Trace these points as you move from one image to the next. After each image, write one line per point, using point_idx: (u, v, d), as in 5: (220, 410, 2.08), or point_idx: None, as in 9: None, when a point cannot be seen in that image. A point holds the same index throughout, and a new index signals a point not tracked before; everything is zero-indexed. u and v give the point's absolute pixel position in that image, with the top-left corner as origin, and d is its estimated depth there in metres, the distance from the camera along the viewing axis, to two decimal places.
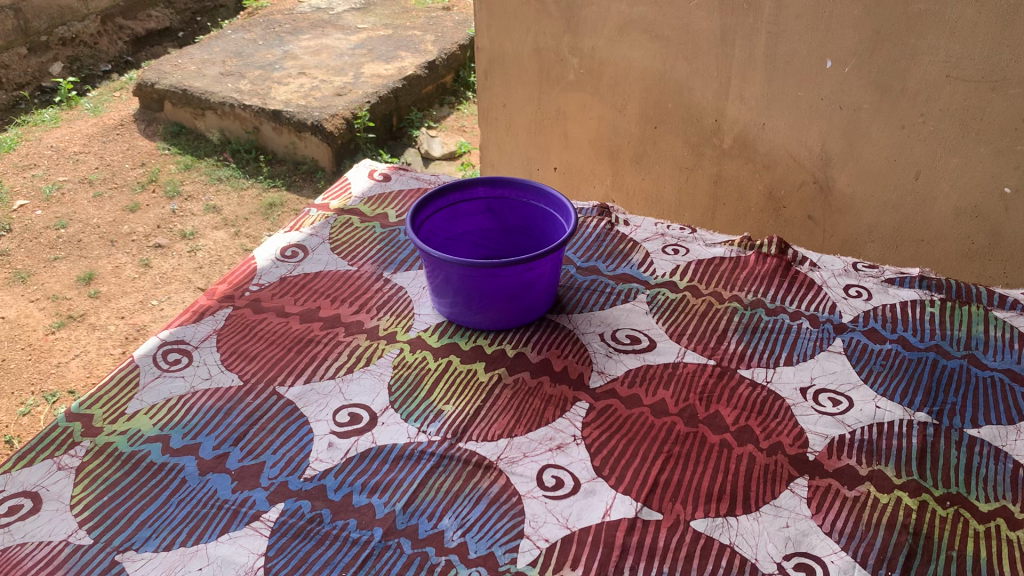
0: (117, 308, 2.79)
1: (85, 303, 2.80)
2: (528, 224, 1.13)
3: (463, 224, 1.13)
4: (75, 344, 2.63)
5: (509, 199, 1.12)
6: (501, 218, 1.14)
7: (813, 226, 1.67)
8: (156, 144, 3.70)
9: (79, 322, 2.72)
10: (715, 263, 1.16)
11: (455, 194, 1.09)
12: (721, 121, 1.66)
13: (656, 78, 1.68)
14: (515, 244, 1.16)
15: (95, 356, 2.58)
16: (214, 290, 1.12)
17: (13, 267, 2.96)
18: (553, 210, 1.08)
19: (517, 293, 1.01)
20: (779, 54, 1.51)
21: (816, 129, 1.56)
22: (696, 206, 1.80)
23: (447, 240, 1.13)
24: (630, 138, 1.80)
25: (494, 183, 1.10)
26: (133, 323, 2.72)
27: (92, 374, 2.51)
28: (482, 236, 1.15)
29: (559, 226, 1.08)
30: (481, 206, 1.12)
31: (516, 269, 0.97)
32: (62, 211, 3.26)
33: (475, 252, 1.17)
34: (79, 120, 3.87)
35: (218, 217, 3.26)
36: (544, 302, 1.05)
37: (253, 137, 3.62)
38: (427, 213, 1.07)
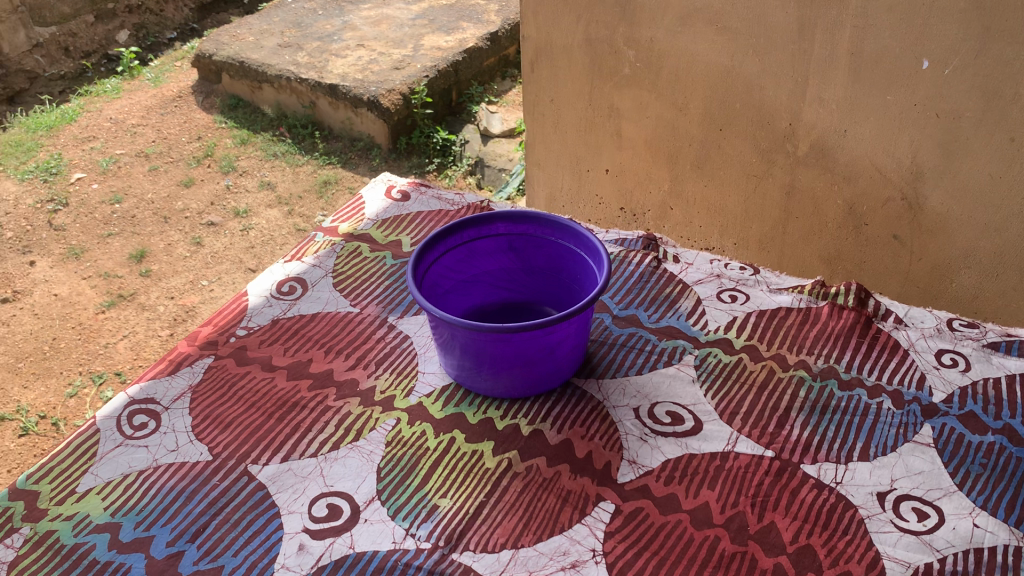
0: (166, 288, 2.70)
1: (135, 282, 2.72)
2: (556, 266, 0.96)
3: (479, 264, 0.97)
4: (124, 324, 2.56)
5: (535, 237, 0.95)
6: (524, 257, 0.97)
7: (899, 247, 1.47)
8: (213, 118, 3.60)
9: (128, 301, 2.64)
10: (781, 315, 0.97)
11: (469, 230, 0.93)
12: (796, 125, 1.45)
13: (721, 75, 1.48)
14: (541, 286, 0.99)
15: (143, 338, 2.50)
16: (197, 333, 0.99)
17: (67, 243, 2.89)
18: (583, 252, 0.91)
19: (536, 358, 0.85)
20: (866, 53, 1.30)
21: (906, 139, 1.35)
22: (764, 218, 1.60)
23: (461, 283, 0.97)
24: (691, 140, 1.60)
25: (516, 218, 0.94)
26: (182, 305, 2.63)
27: (138, 356, 2.43)
28: (503, 276, 0.99)
29: (591, 272, 0.91)
30: (501, 243, 0.96)
31: (534, 332, 0.81)
32: (118, 185, 3.18)
33: (493, 296, 1.01)
34: (140, 90, 3.80)
35: (272, 194, 3.16)
36: (569, 366, 0.89)
37: (309, 112, 3.48)
38: (436, 254, 0.91)
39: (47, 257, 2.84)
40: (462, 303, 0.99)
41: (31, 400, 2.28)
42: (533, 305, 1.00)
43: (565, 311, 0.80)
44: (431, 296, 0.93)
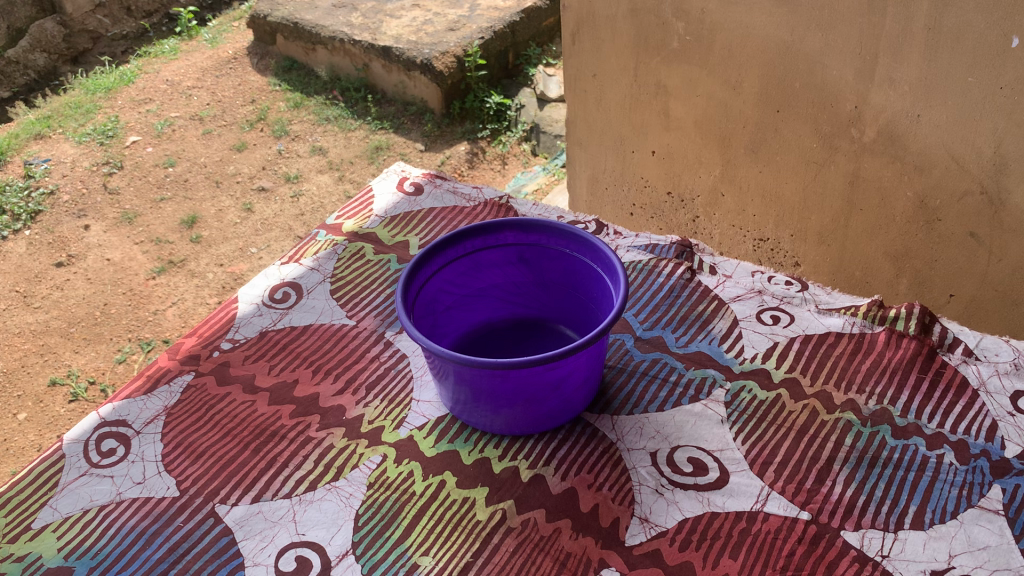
0: (216, 255, 2.61)
1: (185, 248, 2.63)
2: (571, 281, 0.85)
3: (486, 277, 0.87)
4: (174, 291, 2.47)
5: (547, 249, 0.84)
6: (536, 270, 0.87)
7: (976, 246, 1.31)
8: (267, 80, 3.46)
9: (178, 268, 2.55)
10: (829, 342, 0.85)
11: (474, 240, 0.83)
12: (862, 108, 1.30)
13: (780, 51, 1.33)
14: (555, 300, 0.89)
15: (191, 305, 2.41)
16: (180, 345, 0.91)
17: (119, 207, 2.80)
18: (599, 269, 0.80)
19: (540, 395, 0.74)
20: (946, 28, 1.14)
21: (989, 126, 1.19)
22: (824, 209, 1.45)
23: (465, 297, 0.87)
24: (745, 122, 1.45)
25: (525, 227, 0.83)
26: (231, 272, 2.54)
27: (186, 324, 2.35)
28: (514, 290, 0.89)
29: (608, 292, 0.80)
30: (509, 254, 0.85)
31: (534, 369, 0.70)
32: (171, 148, 3.09)
33: (504, 311, 0.91)
34: (197, 51, 3.70)
35: (323, 159, 3.00)
36: (580, 400, 0.78)
37: (363, 74, 3.28)
38: (433, 267, 0.81)
39: (100, 221, 2.75)
40: (467, 318, 0.89)
41: (81, 365, 2.24)
42: (547, 322, 0.90)
43: (569, 347, 0.69)
44: (428, 314, 0.83)
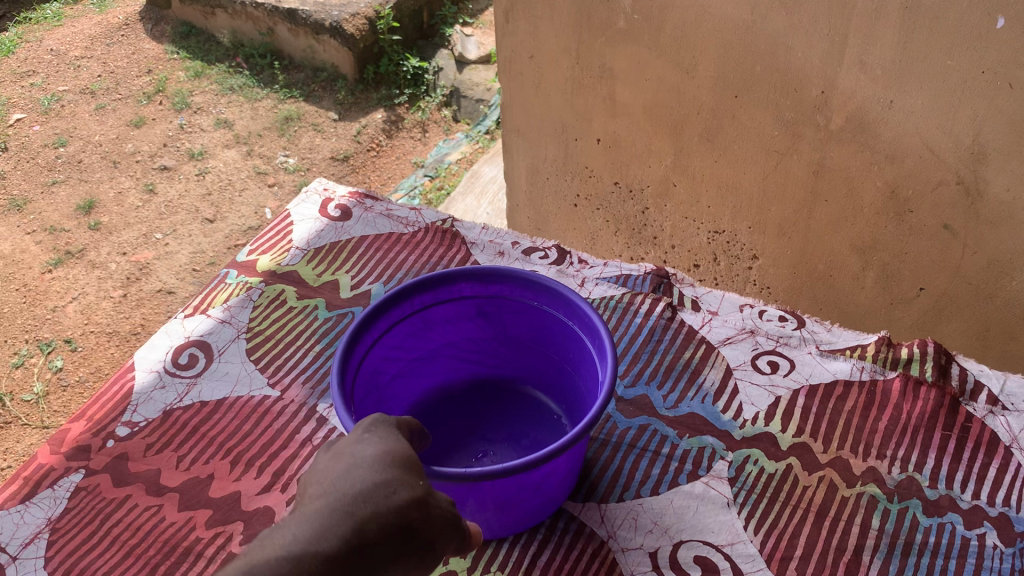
0: (118, 242, 2.29)
1: (84, 237, 2.32)
2: (539, 336, 0.74)
3: (437, 335, 0.74)
4: (73, 285, 2.18)
5: (510, 301, 0.72)
6: (497, 324, 0.75)
7: (950, 239, 1.21)
8: (163, 47, 3.10)
9: (77, 259, 2.25)
10: (838, 394, 0.74)
11: (424, 295, 0.70)
12: (829, 93, 1.18)
13: (737, 32, 1.20)
14: (518, 356, 0.78)
15: (94, 300, 2.13)
16: (63, 433, 0.76)
17: (7, 193, 2.49)
18: (575, 326, 0.68)
19: (516, 497, 0.61)
20: (925, 7, 1.02)
21: (968, 113, 1.08)
22: (786, 199, 1.34)
23: (416, 361, 0.75)
24: (698, 108, 1.33)
25: (484, 277, 0.70)
26: (135, 262, 2.23)
27: (89, 321, 2.08)
28: (470, 346, 0.77)
29: (588, 355, 0.68)
30: (464, 307, 0.73)
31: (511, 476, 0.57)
32: (62, 126, 2.76)
33: (459, 370, 0.79)
34: (84, 17, 3.36)
35: (229, 133, 2.69)
36: (562, 492, 0.65)
37: (267, 39, 2.98)
38: (377, 333, 0.68)
39: None
40: (419, 383, 0.77)
41: None
42: (512, 380, 0.80)
43: (554, 445, 0.56)
44: (374, 388, 0.70)
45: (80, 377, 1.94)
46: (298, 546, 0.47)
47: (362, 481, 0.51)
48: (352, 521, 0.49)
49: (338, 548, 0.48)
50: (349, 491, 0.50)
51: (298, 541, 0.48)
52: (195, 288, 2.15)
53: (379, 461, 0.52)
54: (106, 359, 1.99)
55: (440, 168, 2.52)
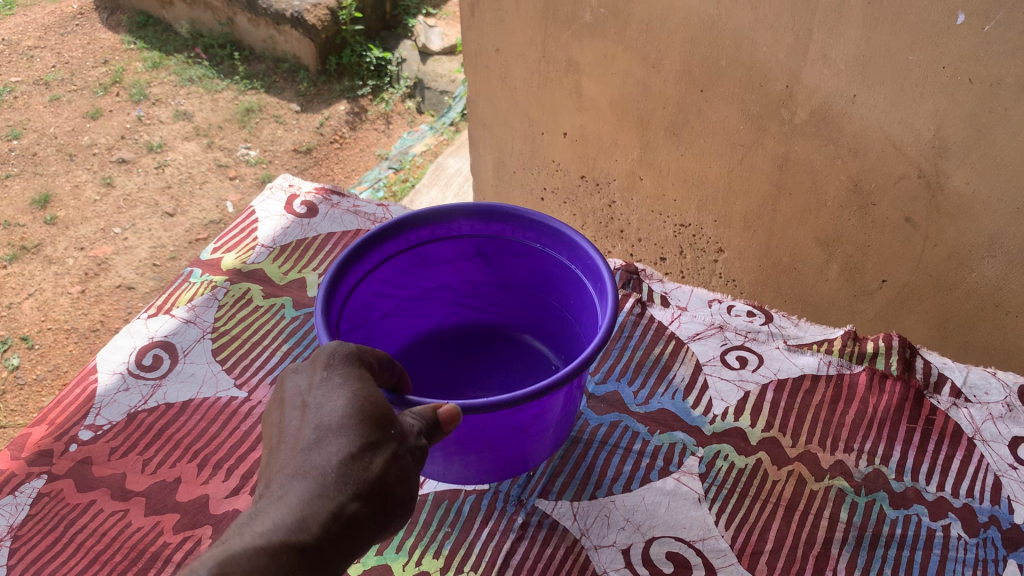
0: (76, 237, 2.25)
1: (40, 231, 2.27)
2: (538, 278, 0.85)
3: (445, 270, 0.86)
4: (29, 280, 2.13)
5: (507, 241, 0.82)
6: (497, 265, 0.86)
7: (911, 232, 1.22)
8: (120, 37, 3.04)
9: (33, 255, 2.20)
10: (805, 388, 0.76)
11: (424, 230, 0.80)
12: (793, 87, 1.19)
13: (703, 27, 1.21)
14: (518, 298, 0.90)
15: (51, 297, 2.08)
16: (27, 437, 0.76)
17: None
18: (576, 267, 0.78)
19: (505, 439, 0.64)
20: (887, 3, 1.04)
21: (929, 108, 1.10)
22: (751, 193, 1.35)
23: (425, 292, 0.88)
24: (665, 102, 1.33)
25: (484, 220, 0.80)
26: (94, 257, 2.19)
27: (46, 317, 2.04)
28: (472, 284, 0.89)
29: (588, 294, 0.78)
30: (468, 247, 0.84)
31: (499, 412, 0.60)
32: (15, 118, 2.69)
33: (465, 305, 0.92)
34: (36, 6, 3.26)
35: (189, 125, 2.64)
36: (551, 444, 0.69)
37: (227, 29, 2.93)
38: (374, 262, 0.78)
39: None
40: (429, 313, 0.90)
41: None
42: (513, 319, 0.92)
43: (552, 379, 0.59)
44: (377, 309, 0.82)
45: (38, 376, 1.90)
46: (280, 535, 0.49)
47: (336, 454, 0.53)
48: (331, 506, 0.51)
49: (319, 534, 0.50)
50: (324, 464, 0.53)
51: (282, 522, 0.50)
52: (155, 284, 2.11)
53: (346, 422, 0.54)
54: (65, 357, 1.95)
55: (404, 160, 2.50)
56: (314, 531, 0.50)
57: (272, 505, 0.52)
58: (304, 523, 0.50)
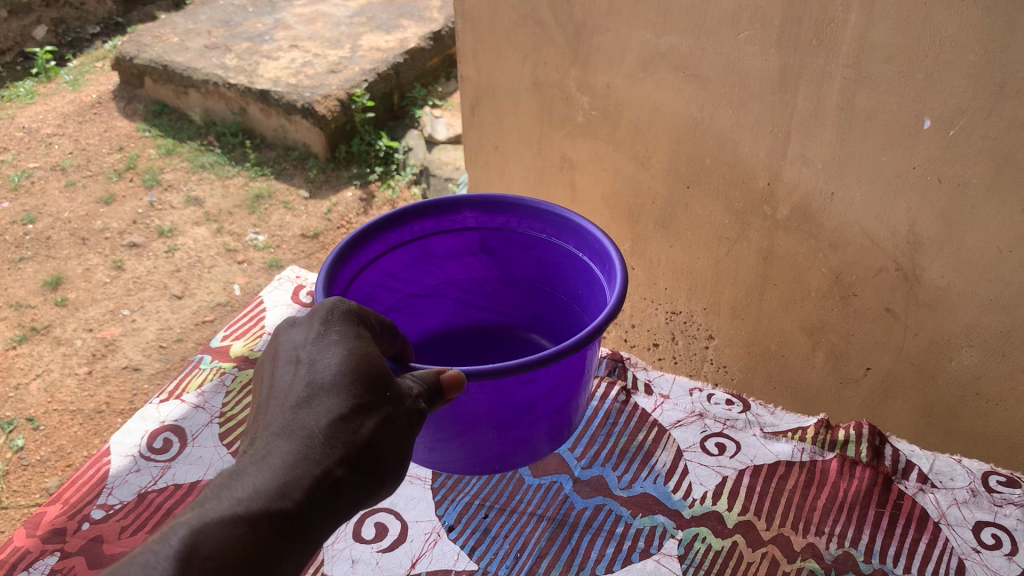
0: (85, 319, 2.31)
1: (50, 313, 2.33)
2: (540, 268, 1.01)
3: (450, 262, 1.02)
4: (37, 361, 2.18)
5: (509, 233, 0.99)
6: (500, 256, 1.02)
7: (892, 321, 1.26)
8: (135, 126, 3.15)
9: (42, 336, 2.26)
10: (778, 472, 0.84)
11: (431, 221, 0.96)
12: (775, 185, 1.26)
13: (689, 128, 1.29)
14: (518, 291, 1.06)
15: (57, 378, 2.13)
16: (42, 515, 0.81)
17: None
18: (581, 253, 0.94)
19: (510, 416, 0.77)
20: (858, 108, 1.11)
21: (902, 205, 1.15)
22: (738, 284, 1.40)
23: (434, 283, 1.04)
24: (654, 198, 1.41)
25: (489, 213, 0.97)
26: (102, 338, 2.25)
27: (53, 398, 2.08)
28: (477, 277, 1.05)
29: (589, 275, 0.94)
30: (472, 238, 1.00)
31: (504, 384, 0.72)
32: (31, 203, 2.78)
33: (471, 299, 1.08)
34: (56, 95, 3.36)
35: (200, 210, 2.73)
36: (543, 421, 0.80)
37: (239, 118, 3.04)
38: (391, 244, 0.94)
39: None
40: (436, 304, 1.06)
41: None
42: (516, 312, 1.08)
43: (548, 355, 0.70)
44: (387, 289, 0.98)
45: (41, 457, 1.94)
46: (266, 498, 0.57)
47: (327, 417, 0.62)
48: (318, 469, 0.60)
49: (304, 495, 0.59)
50: (316, 427, 0.62)
51: (270, 483, 0.58)
52: (161, 365, 2.16)
53: (339, 388, 0.63)
54: (68, 438, 1.98)
55: None
56: (299, 495, 0.58)
57: (263, 465, 0.60)
58: (289, 487, 0.58)
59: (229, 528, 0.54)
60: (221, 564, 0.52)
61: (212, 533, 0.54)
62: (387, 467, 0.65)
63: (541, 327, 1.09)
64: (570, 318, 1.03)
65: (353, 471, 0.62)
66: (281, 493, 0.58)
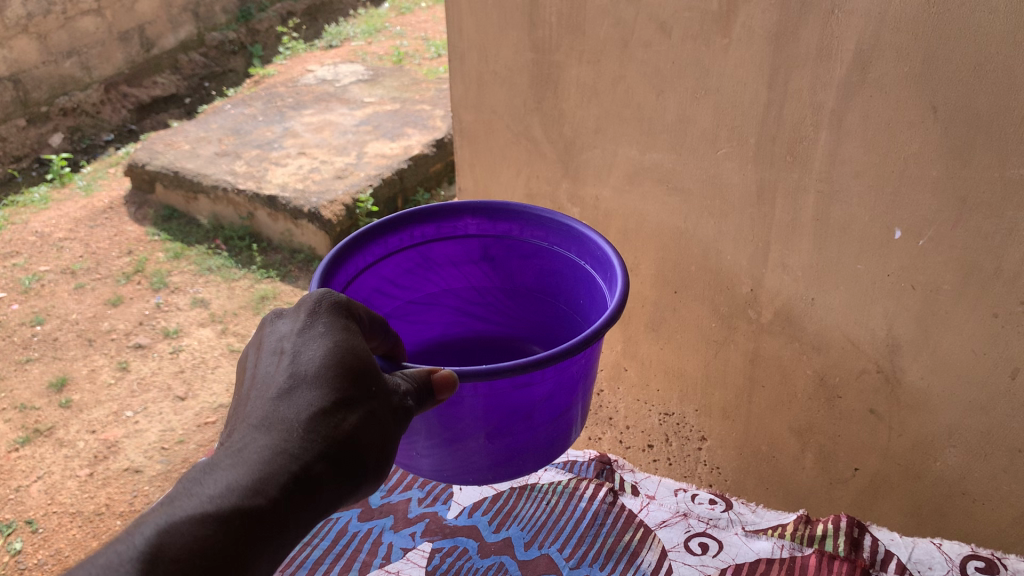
0: (88, 420, 2.34)
1: (54, 415, 2.37)
2: (542, 278, 1.03)
3: (451, 269, 1.04)
4: (39, 464, 2.21)
5: (511, 240, 1.01)
6: (501, 265, 1.04)
7: (877, 423, 1.27)
8: (145, 230, 3.24)
9: (45, 438, 2.29)
10: (760, 565, 0.88)
11: (431, 227, 0.98)
12: (758, 291, 1.31)
13: (675, 237, 1.36)
14: (519, 301, 1.08)
15: (58, 480, 2.15)
16: None
17: None
18: (584, 264, 0.95)
19: (507, 418, 0.81)
20: (832, 220, 1.17)
21: (879, 310, 1.19)
22: (728, 386, 1.45)
23: (435, 290, 1.05)
24: (644, 302, 1.48)
25: (493, 221, 0.99)
26: (104, 440, 2.27)
27: (53, 501, 2.09)
28: (478, 285, 1.07)
29: (592, 283, 0.95)
30: (474, 246, 1.02)
31: (498, 388, 0.76)
32: (40, 305, 2.84)
33: (471, 308, 1.09)
34: (69, 201, 3.43)
35: (205, 311, 2.79)
36: (540, 424, 0.84)
37: (247, 223, 3.14)
38: (391, 248, 0.96)
39: None
40: (436, 313, 1.08)
41: None
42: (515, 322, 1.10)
43: (544, 357, 0.74)
44: (388, 295, 0.99)
45: (38, 560, 1.93)
46: (239, 492, 0.58)
47: (309, 410, 0.62)
48: (297, 463, 0.60)
49: (280, 488, 0.59)
50: (297, 418, 0.62)
51: (244, 477, 0.59)
52: (161, 467, 2.16)
53: (320, 381, 0.63)
54: (67, 541, 1.98)
55: None
56: (274, 489, 0.58)
57: (240, 457, 0.60)
58: (266, 481, 0.58)
59: (197, 528, 0.55)
60: (183, 565, 0.54)
61: (177, 539, 0.55)
62: (372, 464, 0.64)
63: (541, 338, 1.10)
64: (570, 328, 1.04)
65: (334, 467, 0.62)
66: (253, 490, 0.58)
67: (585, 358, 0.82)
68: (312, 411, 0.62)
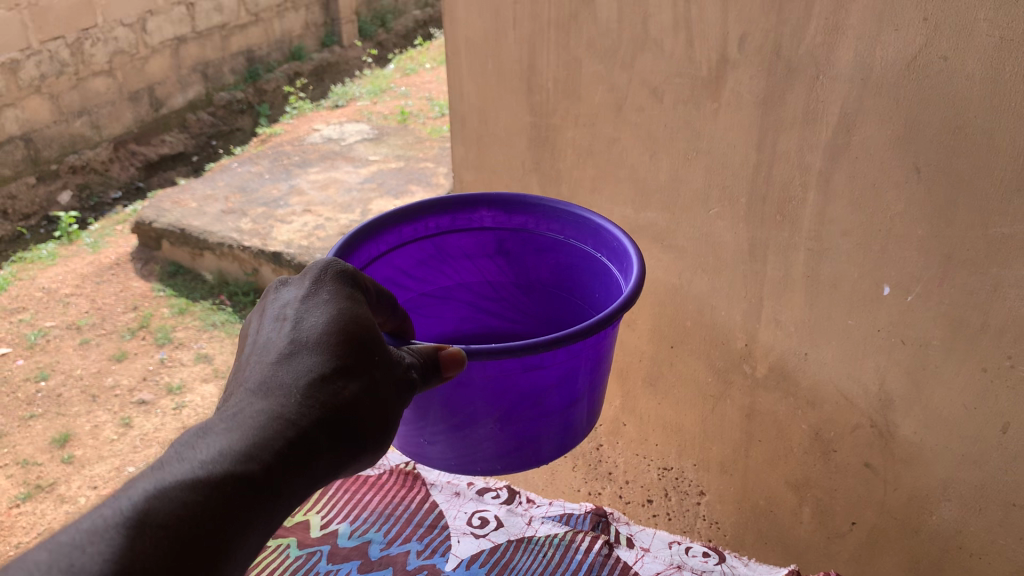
0: (90, 476, 2.35)
1: (56, 470, 2.38)
2: (557, 271, 1.05)
3: (466, 262, 1.06)
4: (39, 520, 2.21)
5: (525, 233, 1.03)
6: (515, 259, 1.06)
7: (872, 477, 1.28)
8: (151, 286, 3.28)
9: (46, 493, 2.30)
10: None
11: (447, 217, 1.01)
12: (752, 345, 1.34)
13: (670, 293, 1.39)
14: (532, 296, 1.10)
15: None
16: None
17: None
18: (600, 255, 0.98)
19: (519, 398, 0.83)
20: (823, 276, 1.20)
21: (871, 365, 1.21)
22: (725, 440, 1.46)
23: (449, 283, 1.07)
24: (641, 357, 1.50)
25: (508, 214, 1.02)
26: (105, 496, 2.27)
27: None
28: (491, 281, 1.09)
29: (607, 272, 0.98)
30: (490, 238, 1.04)
31: (512, 368, 0.79)
32: (45, 360, 2.87)
33: (484, 306, 1.11)
34: (76, 257, 3.48)
35: (208, 366, 2.81)
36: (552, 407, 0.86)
37: (252, 279, 3.17)
38: (407, 236, 0.98)
39: None
40: (449, 309, 1.10)
41: None
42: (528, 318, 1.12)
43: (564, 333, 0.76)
44: (401, 285, 1.02)
45: None
46: (233, 458, 0.62)
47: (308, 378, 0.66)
48: (292, 430, 0.64)
49: (275, 454, 0.63)
50: (296, 385, 0.66)
51: (239, 443, 0.63)
52: None
53: (321, 351, 0.67)
54: None
55: None
56: (268, 456, 0.62)
57: (238, 423, 0.64)
58: (260, 447, 0.62)
59: (189, 491, 0.60)
60: (177, 526, 0.58)
61: (171, 499, 0.59)
62: (368, 434, 0.68)
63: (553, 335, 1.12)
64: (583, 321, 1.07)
65: (328, 434, 0.65)
66: (247, 455, 0.62)
67: (599, 341, 0.84)
68: (310, 381, 0.66)
